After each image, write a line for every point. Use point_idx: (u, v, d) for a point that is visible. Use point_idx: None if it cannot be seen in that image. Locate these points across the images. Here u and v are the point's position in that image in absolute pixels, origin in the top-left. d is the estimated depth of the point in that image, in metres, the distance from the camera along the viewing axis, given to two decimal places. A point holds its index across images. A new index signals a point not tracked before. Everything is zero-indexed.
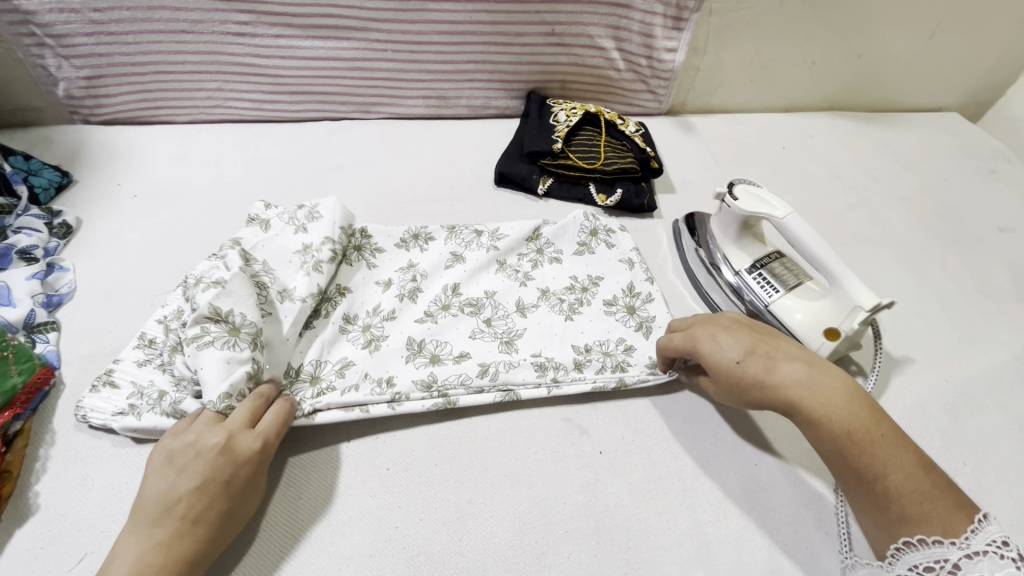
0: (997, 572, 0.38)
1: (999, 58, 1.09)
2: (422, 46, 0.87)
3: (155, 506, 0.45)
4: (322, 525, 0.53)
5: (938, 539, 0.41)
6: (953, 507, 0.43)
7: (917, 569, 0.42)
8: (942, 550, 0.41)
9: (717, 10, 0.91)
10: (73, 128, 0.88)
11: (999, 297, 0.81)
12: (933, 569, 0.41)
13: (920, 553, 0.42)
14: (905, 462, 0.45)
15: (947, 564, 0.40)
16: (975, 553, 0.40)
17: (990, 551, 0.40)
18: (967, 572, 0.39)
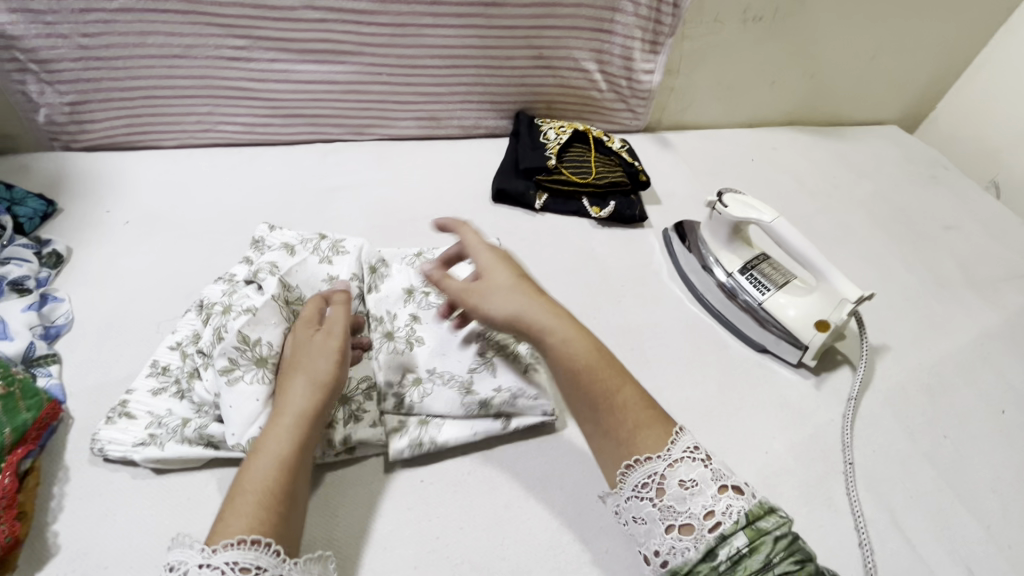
0: (691, 474, 0.45)
1: (929, 77, 1.22)
2: (416, 68, 0.90)
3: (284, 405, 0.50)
4: (363, 542, 0.53)
5: (648, 457, 0.47)
6: (663, 424, 0.49)
7: (637, 487, 0.46)
8: (654, 465, 0.46)
9: (689, 35, 0.98)
10: (52, 155, 0.85)
11: (953, 287, 0.90)
12: (648, 484, 0.46)
13: (639, 472, 0.46)
14: (637, 401, 0.50)
15: (656, 476, 0.46)
16: (675, 461, 0.46)
17: (687, 457, 0.46)
18: (671, 479, 0.45)
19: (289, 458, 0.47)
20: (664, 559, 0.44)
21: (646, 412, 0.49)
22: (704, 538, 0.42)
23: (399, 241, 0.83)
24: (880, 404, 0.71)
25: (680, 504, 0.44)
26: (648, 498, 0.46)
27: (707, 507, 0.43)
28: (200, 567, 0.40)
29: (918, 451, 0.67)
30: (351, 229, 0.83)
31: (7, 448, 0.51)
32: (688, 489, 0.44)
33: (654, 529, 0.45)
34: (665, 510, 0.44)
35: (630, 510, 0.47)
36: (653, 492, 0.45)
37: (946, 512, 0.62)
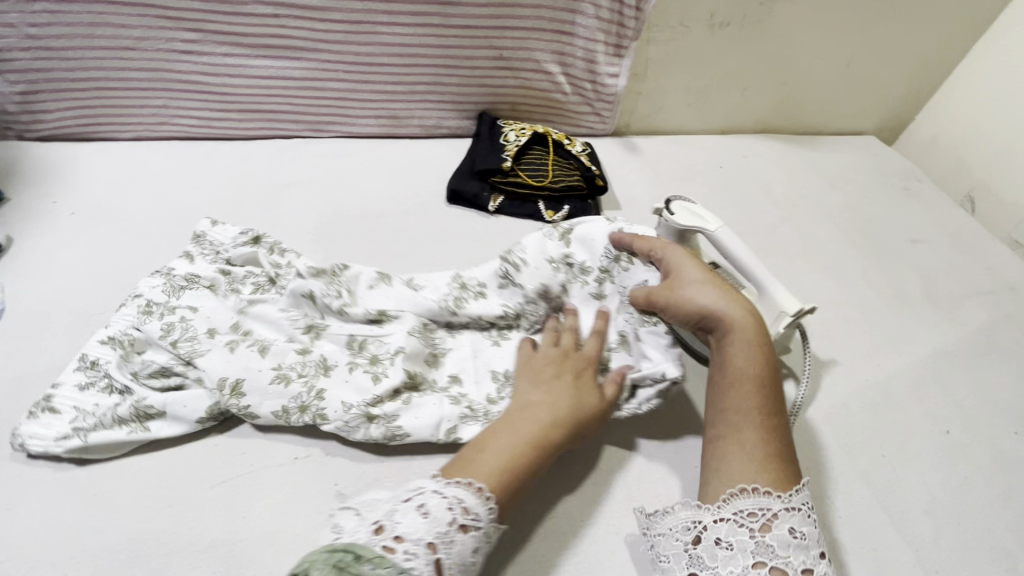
0: (802, 526, 0.47)
1: (907, 89, 1.21)
2: (374, 67, 0.89)
3: (522, 402, 0.56)
4: (267, 543, 0.52)
5: (770, 490, 0.48)
6: (786, 472, 0.50)
7: (741, 512, 0.47)
8: (768, 501, 0.48)
9: (654, 40, 0.97)
10: (6, 144, 0.85)
11: (912, 302, 0.88)
12: (756, 514, 0.47)
13: (751, 499, 0.48)
14: (776, 425, 0.53)
15: (768, 511, 0.47)
16: (793, 507, 0.47)
17: (802, 510, 0.48)
18: (783, 522, 0.46)
19: (537, 440, 0.52)
20: None
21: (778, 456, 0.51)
22: None
23: (346, 240, 0.82)
24: (821, 420, 0.70)
25: (782, 549, 0.45)
26: (747, 528, 0.47)
27: (806, 564, 0.45)
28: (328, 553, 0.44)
29: (854, 469, 0.65)
30: (299, 227, 0.82)
31: None
32: (796, 539, 0.46)
33: (740, 558, 0.46)
34: (762, 546, 0.46)
35: (717, 530, 0.48)
36: (758, 523, 0.47)
37: (875, 533, 0.60)
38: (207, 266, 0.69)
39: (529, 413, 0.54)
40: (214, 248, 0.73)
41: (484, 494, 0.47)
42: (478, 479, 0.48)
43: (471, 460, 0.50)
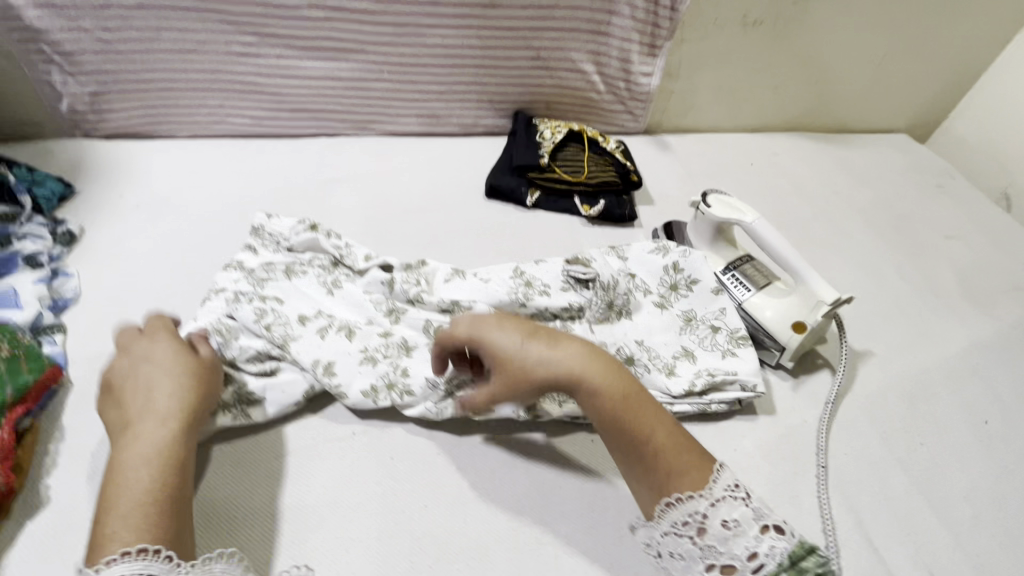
0: (733, 514, 0.47)
1: (940, 86, 1.21)
2: (416, 67, 0.93)
3: (152, 409, 0.51)
4: (331, 510, 0.56)
5: (690, 494, 0.48)
6: (701, 468, 0.50)
7: (677, 523, 0.48)
8: (693, 504, 0.48)
9: (687, 39, 0.99)
10: (74, 142, 0.91)
11: (947, 296, 0.89)
12: (689, 523, 0.47)
13: (679, 510, 0.48)
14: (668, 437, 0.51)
15: (699, 515, 0.47)
16: (717, 499, 0.48)
17: (726, 498, 0.48)
18: (713, 520, 0.47)
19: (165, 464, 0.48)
20: None
21: (679, 450, 0.51)
22: None
23: (391, 233, 0.86)
24: (858, 408, 0.71)
25: (722, 545, 0.46)
26: (687, 536, 0.47)
27: (750, 549, 0.46)
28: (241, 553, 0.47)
29: (892, 456, 0.66)
30: (346, 220, 0.86)
31: (9, 406, 0.55)
32: (729, 531, 0.46)
33: (693, 565, 0.47)
34: (706, 549, 0.46)
35: (667, 544, 0.49)
36: (694, 530, 0.47)
37: (915, 517, 0.61)
38: (274, 256, 0.74)
39: (145, 447, 0.48)
40: (274, 239, 0.77)
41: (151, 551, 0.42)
42: (124, 545, 0.42)
43: (106, 525, 0.44)
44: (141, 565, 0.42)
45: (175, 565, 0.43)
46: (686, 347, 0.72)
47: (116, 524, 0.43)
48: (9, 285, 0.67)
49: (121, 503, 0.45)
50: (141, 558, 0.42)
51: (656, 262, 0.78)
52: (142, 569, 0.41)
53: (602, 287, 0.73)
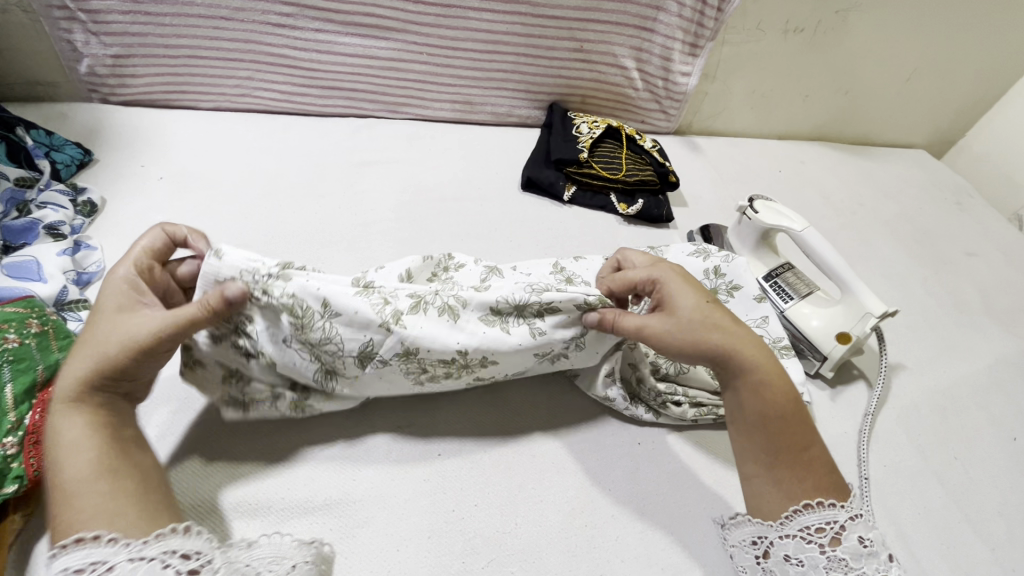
0: (869, 534, 0.45)
1: (963, 105, 1.22)
2: (456, 51, 0.90)
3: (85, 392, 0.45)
4: (379, 506, 0.54)
5: (832, 502, 0.46)
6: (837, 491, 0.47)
7: (808, 528, 0.46)
8: (834, 512, 0.45)
9: (729, 41, 0.98)
10: (91, 106, 0.86)
11: (973, 313, 0.90)
12: (823, 529, 0.45)
13: (815, 514, 0.46)
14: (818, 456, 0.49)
15: (836, 525, 0.45)
16: (857, 516, 0.45)
17: (865, 516, 0.46)
18: (851, 533, 0.44)
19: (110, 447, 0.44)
20: None
21: (828, 472, 0.49)
22: None
23: (427, 220, 0.83)
24: (893, 420, 0.72)
25: (854, 561, 0.43)
26: (817, 543, 0.45)
27: (881, 573, 0.43)
28: (131, 560, 0.37)
29: (929, 469, 0.67)
30: (382, 205, 0.83)
31: (38, 385, 0.51)
32: (865, 548, 0.44)
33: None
34: (834, 561, 0.44)
35: (784, 546, 0.47)
36: (827, 538, 0.45)
37: (954, 531, 0.62)
38: None
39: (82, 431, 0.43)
40: None
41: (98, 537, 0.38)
42: (87, 530, 0.39)
43: (61, 517, 0.40)
44: (82, 555, 0.37)
45: (123, 544, 0.38)
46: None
47: (69, 510, 0.40)
48: (31, 255, 0.63)
49: (71, 489, 0.41)
50: (85, 545, 0.37)
51: (695, 265, 0.75)
52: (86, 557, 0.37)
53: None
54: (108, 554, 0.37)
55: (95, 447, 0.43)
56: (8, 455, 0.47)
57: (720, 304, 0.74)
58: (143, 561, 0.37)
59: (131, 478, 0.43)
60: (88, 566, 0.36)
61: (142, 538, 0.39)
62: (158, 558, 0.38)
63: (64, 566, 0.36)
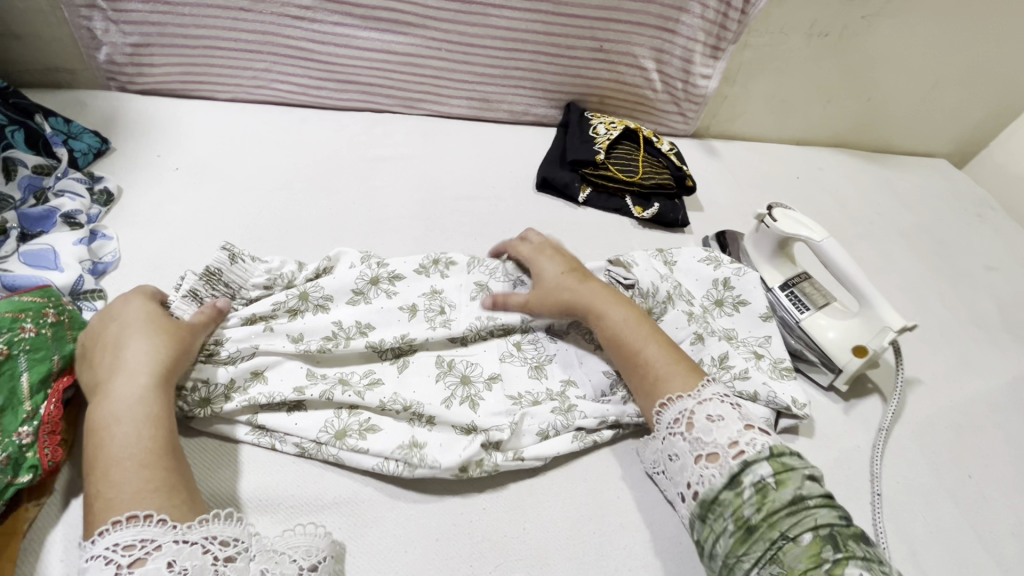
0: (720, 411, 0.51)
1: (986, 116, 1.20)
2: (475, 48, 0.89)
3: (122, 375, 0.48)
4: (388, 506, 0.54)
5: (681, 394, 0.53)
6: (687, 374, 0.55)
7: (670, 422, 0.53)
8: (684, 403, 0.53)
9: (751, 44, 0.97)
10: (109, 94, 0.87)
11: (991, 329, 0.89)
12: (678, 420, 0.52)
13: (670, 410, 0.53)
14: (661, 357, 0.57)
15: (686, 412, 0.52)
16: (704, 399, 0.52)
17: (715, 398, 0.52)
18: (699, 414, 0.51)
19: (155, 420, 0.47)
20: (695, 490, 0.49)
21: (673, 362, 0.57)
22: (728, 465, 0.47)
23: (442, 219, 0.83)
24: (907, 435, 0.71)
25: (707, 436, 0.50)
26: (679, 433, 0.52)
27: (732, 439, 0.49)
28: (176, 542, 0.40)
29: (942, 487, 0.66)
30: (395, 202, 0.83)
31: (54, 374, 0.51)
32: (714, 423, 0.50)
33: (685, 463, 0.50)
34: (693, 442, 0.50)
35: (667, 449, 0.53)
36: (683, 425, 0.52)
37: (966, 550, 0.61)
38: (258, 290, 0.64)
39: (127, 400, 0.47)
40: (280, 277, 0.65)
41: (145, 517, 0.41)
42: (144, 505, 0.42)
43: (109, 495, 0.42)
44: (133, 531, 0.40)
45: (171, 526, 0.41)
46: (716, 356, 0.68)
47: (115, 485, 0.43)
48: (47, 243, 0.63)
49: (117, 466, 0.43)
50: (136, 523, 0.41)
51: (704, 273, 0.76)
52: (135, 535, 0.40)
53: (642, 295, 0.70)
54: (156, 533, 0.40)
55: (139, 423, 0.46)
56: (23, 444, 0.47)
57: (723, 315, 0.74)
58: (187, 544, 0.41)
59: (177, 461, 0.46)
60: (138, 542, 0.40)
61: (185, 522, 0.42)
62: (200, 543, 0.41)
63: (114, 541, 0.39)
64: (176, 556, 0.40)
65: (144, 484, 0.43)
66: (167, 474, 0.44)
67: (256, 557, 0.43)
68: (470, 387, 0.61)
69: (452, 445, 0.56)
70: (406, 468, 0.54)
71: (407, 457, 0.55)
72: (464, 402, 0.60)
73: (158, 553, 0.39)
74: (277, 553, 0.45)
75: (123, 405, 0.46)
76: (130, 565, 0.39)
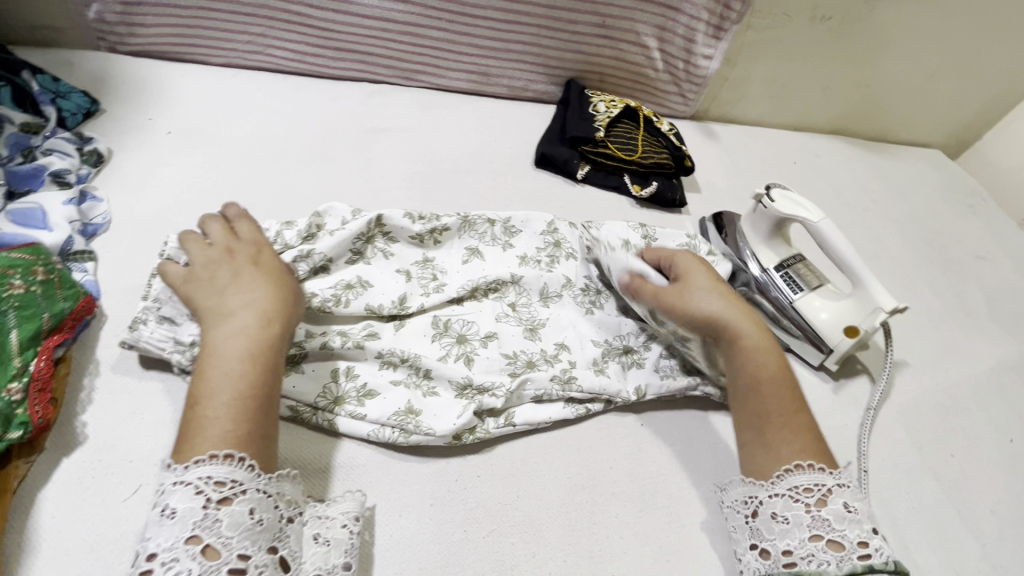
0: (855, 501, 0.48)
1: (981, 107, 1.21)
2: (476, 19, 0.88)
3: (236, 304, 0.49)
4: (383, 472, 0.54)
5: (818, 467, 0.50)
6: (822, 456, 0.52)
7: (797, 488, 0.49)
8: (821, 477, 0.49)
9: (755, 26, 0.96)
10: (98, 55, 0.84)
11: (978, 316, 0.90)
12: (812, 490, 0.49)
13: (804, 475, 0.49)
14: (800, 425, 0.54)
15: (824, 487, 0.49)
16: (845, 482, 0.49)
17: (853, 485, 0.49)
18: (837, 497, 0.48)
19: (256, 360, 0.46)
20: (793, 560, 0.46)
21: (794, 437, 0.53)
22: (851, 561, 0.45)
23: (438, 192, 0.82)
24: (894, 415, 0.72)
25: (838, 522, 0.46)
26: (802, 502, 0.48)
27: (862, 537, 0.46)
28: (257, 492, 0.41)
29: (925, 465, 0.68)
30: (394, 175, 0.82)
31: (44, 333, 0.50)
32: (850, 513, 0.47)
33: (795, 531, 0.47)
34: (818, 519, 0.47)
35: (771, 505, 0.49)
36: (814, 499, 0.48)
37: (946, 526, 0.63)
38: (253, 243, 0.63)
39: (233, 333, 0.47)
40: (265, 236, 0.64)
41: (234, 458, 0.41)
42: (228, 446, 0.41)
43: (198, 427, 0.42)
44: (225, 470, 0.40)
45: (256, 474, 0.41)
46: None
47: (206, 418, 0.42)
48: (36, 202, 0.62)
49: (213, 398, 0.43)
50: (227, 463, 0.40)
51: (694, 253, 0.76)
52: (227, 474, 0.40)
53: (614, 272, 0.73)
54: (243, 477, 0.40)
55: (242, 357, 0.45)
56: (13, 401, 0.46)
57: None
58: (267, 496, 0.41)
59: (267, 408, 0.45)
60: (229, 481, 0.40)
61: (266, 474, 0.42)
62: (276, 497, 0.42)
63: (207, 473, 0.39)
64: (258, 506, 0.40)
65: (231, 429, 0.42)
66: (254, 426, 0.43)
67: (308, 521, 0.46)
68: (467, 345, 0.62)
69: (446, 412, 0.57)
70: (401, 434, 0.55)
71: (403, 423, 0.55)
72: (459, 358, 0.61)
73: (245, 497, 0.40)
74: (328, 518, 0.46)
75: (233, 340, 0.46)
76: (219, 502, 0.39)
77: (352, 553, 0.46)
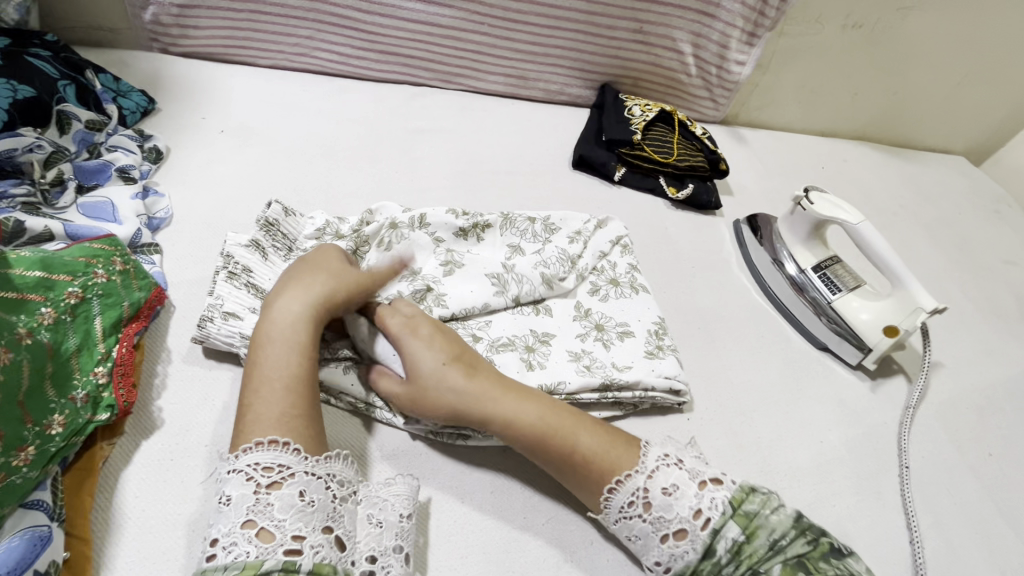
0: (670, 480, 0.48)
1: (1006, 115, 1.23)
2: (517, 24, 0.90)
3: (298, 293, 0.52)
4: (443, 460, 0.56)
5: (627, 474, 0.49)
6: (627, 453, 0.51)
7: (623, 506, 0.48)
8: (634, 482, 0.48)
9: (787, 32, 0.98)
10: (151, 55, 0.87)
11: (1008, 319, 0.91)
12: (632, 502, 0.48)
13: (624, 490, 0.48)
14: (596, 447, 0.51)
15: (638, 491, 0.48)
16: (651, 471, 0.48)
17: (660, 465, 0.49)
18: (653, 489, 0.48)
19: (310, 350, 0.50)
20: (667, 566, 0.47)
21: (613, 443, 0.51)
22: (699, 536, 0.46)
23: (480, 191, 0.84)
24: (931, 414, 0.74)
25: (666, 513, 0.47)
26: (636, 514, 0.48)
27: (694, 507, 0.46)
28: (307, 474, 0.43)
29: (964, 463, 0.69)
30: (436, 174, 0.84)
31: (124, 320, 0.53)
32: (671, 496, 0.47)
33: (650, 542, 0.47)
34: (657, 522, 0.47)
35: (622, 529, 0.49)
36: (640, 507, 0.48)
37: (987, 522, 0.64)
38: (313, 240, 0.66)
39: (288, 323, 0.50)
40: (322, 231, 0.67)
41: (281, 444, 0.44)
42: (276, 433, 0.44)
43: (253, 416, 0.45)
44: (271, 456, 0.43)
45: (302, 456, 0.44)
46: None
47: (261, 406, 0.46)
48: (104, 196, 0.64)
49: (266, 388, 0.47)
50: (273, 448, 0.43)
51: None
52: (273, 459, 0.43)
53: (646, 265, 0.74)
54: (290, 461, 0.43)
55: (295, 349, 0.49)
56: (100, 384, 0.48)
57: None
58: (315, 477, 0.44)
59: (316, 398, 0.49)
60: (277, 466, 0.43)
61: (314, 456, 0.45)
62: (324, 478, 0.44)
63: (254, 460, 0.43)
64: (308, 487, 0.43)
65: (283, 415, 0.46)
66: (300, 409, 0.46)
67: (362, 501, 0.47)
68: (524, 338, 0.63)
69: None
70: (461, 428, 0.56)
71: None
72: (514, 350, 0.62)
73: (295, 479, 0.43)
74: (380, 499, 0.48)
75: (289, 327, 0.50)
76: (268, 486, 0.42)
77: (404, 536, 0.46)
